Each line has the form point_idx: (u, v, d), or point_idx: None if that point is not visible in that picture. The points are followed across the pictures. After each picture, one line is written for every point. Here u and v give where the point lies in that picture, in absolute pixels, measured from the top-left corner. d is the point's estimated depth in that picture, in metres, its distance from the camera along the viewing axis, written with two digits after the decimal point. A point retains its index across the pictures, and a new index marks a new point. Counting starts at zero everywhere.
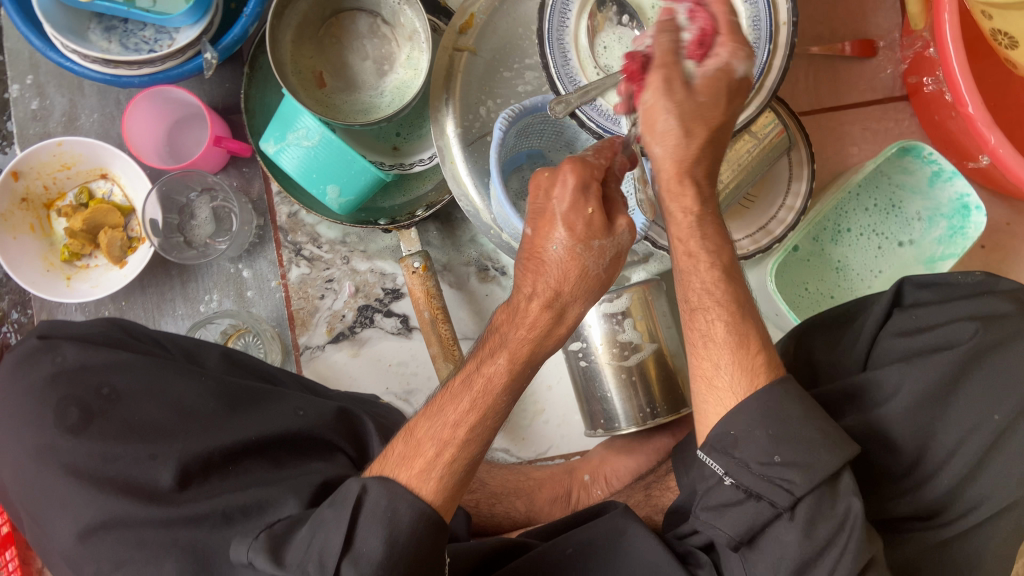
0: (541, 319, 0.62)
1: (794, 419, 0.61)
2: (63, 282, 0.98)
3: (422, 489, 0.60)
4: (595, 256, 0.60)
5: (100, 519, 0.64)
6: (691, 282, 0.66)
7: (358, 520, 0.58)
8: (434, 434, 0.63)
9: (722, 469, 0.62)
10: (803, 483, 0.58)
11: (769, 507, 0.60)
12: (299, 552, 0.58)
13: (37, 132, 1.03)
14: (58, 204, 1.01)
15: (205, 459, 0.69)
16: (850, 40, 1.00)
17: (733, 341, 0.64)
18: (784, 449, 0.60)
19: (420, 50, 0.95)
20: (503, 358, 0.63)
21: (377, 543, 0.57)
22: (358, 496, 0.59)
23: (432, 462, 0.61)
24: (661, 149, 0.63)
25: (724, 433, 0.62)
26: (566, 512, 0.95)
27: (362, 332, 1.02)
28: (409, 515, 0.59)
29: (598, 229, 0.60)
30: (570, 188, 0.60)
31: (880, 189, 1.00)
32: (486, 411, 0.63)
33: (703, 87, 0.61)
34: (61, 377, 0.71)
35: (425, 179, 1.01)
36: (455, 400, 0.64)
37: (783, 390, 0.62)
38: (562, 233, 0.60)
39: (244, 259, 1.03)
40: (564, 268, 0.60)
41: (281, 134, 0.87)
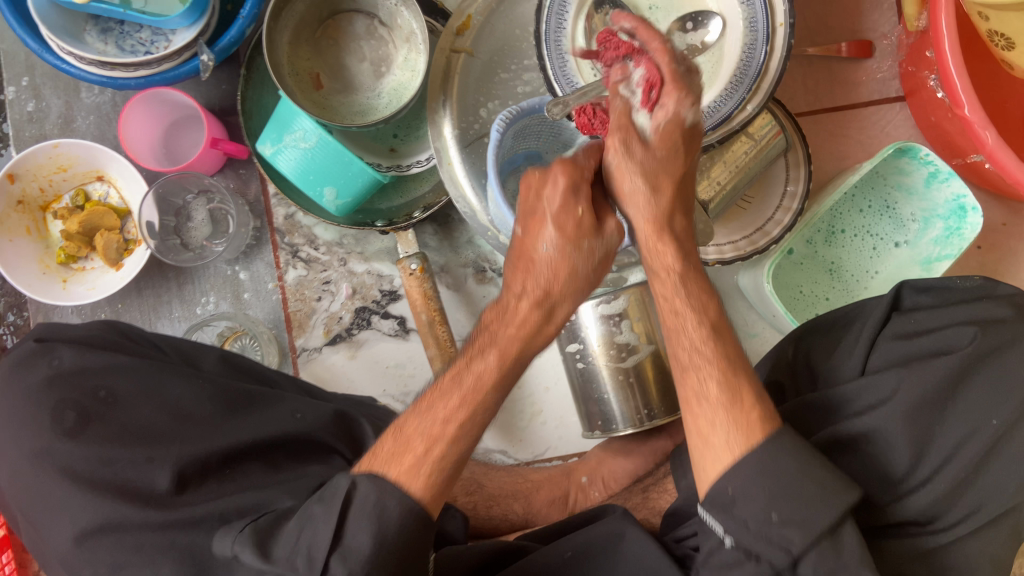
0: (531, 318, 0.63)
1: (791, 475, 0.59)
2: (60, 285, 0.98)
3: (411, 485, 0.60)
4: (585, 255, 0.62)
5: (97, 522, 0.64)
6: (681, 329, 0.66)
7: (346, 516, 0.59)
8: (422, 431, 0.63)
9: (724, 530, 0.61)
10: (803, 539, 0.57)
11: (768, 568, 0.58)
12: (286, 548, 0.59)
13: (33, 133, 1.03)
14: (54, 206, 1.01)
15: (203, 462, 0.69)
16: (847, 40, 1.00)
17: (725, 398, 0.62)
18: (782, 505, 0.58)
19: (417, 52, 0.95)
20: (492, 355, 0.64)
21: (366, 539, 0.58)
22: (348, 492, 0.59)
23: (423, 457, 0.61)
24: (636, 212, 0.63)
25: (722, 491, 0.60)
26: (564, 514, 0.95)
27: (359, 334, 1.02)
28: (397, 511, 0.59)
29: (587, 232, 0.61)
30: (562, 190, 0.61)
31: (875, 191, 1.00)
32: (476, 406, 0.63)
33: (658, 141, 0.61)
34: (57, 381, 0.70)
35: (422, 180, 1.01)
36: (446, 398, 0.64)
37: (782, 441, 0.60)
38: (553, 236, 0.61)
39: (240, 261, 1.02)
40: (554, 268, 0.62)
41: (277, 135, 0.87)
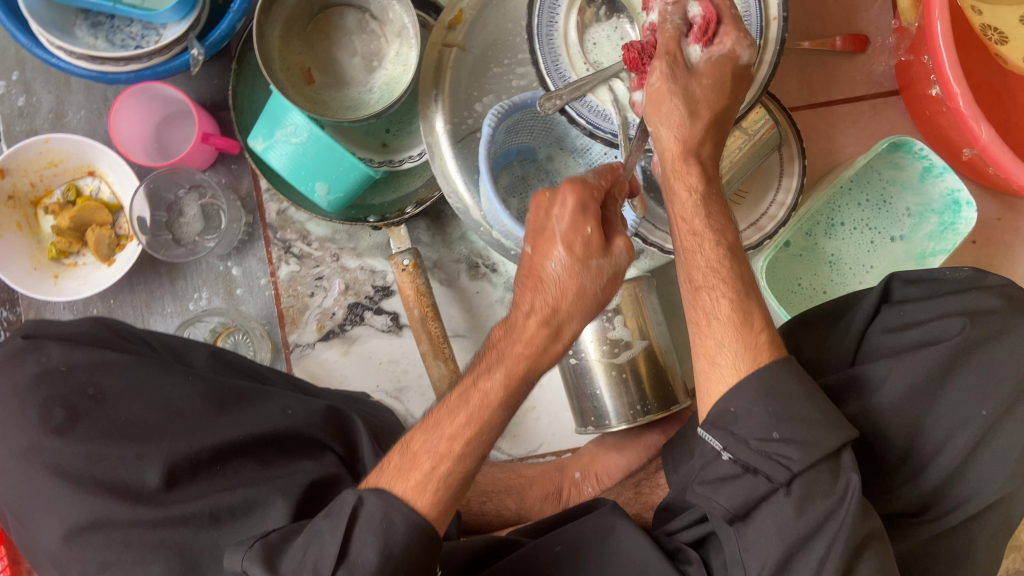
0: (538, 335, 0.62)
1: (796, 397, 0.61)
2: (51, 280, 0.98)
3: (415, 500, 0.61)
4: (592, 275, 0.62)
5: (86, 519, 0.64)
6: (696, 254, 0.68)
7: (353, 530, 0.59)
8: (429, 448, 0.63)
9: (721, 444, 0.62)
10: (802, 457, 0.58)
11: (765, 482, 0.60)
12: (293, 563, 0.59)
13: (24, 129, 1.03)
14: (46, 201, 1.00)
15: (193, 459, 0.68)
16: (841, 35, 0.99)
17: (737, 318, 0.65)
18: (783, 425, 0.60)
19: (409, 46, 0.95)
20: (499, 373, 0.63)
21: (372, 555, 0.58)
22: (353, 507, 0.60)
23: (428, 475, 0.62)
24: (668, 131, 0.66)
25: (725, 409, 0.63)
26: (557, 509, 0.95)
27: (352, 329, 1.02)
28: (403, 527, 0.60)
29: (594, 250, 0.61)
30: (572, 207, 0.61)
31: (871, 184, 1.00)
32: (481, 425, 0.63)
33: (705, 71, 0.65)
34: (45, 377, 0.70)
35: (414, 176, 1.01)
36: (453, 415, 0.64)
37: (789, 364, 0.63)
38: (563, 253, 0.61)
39: (233, 257, 1.02)
40: (562, 287, 0.62)
41: (269, 130, 0.87)
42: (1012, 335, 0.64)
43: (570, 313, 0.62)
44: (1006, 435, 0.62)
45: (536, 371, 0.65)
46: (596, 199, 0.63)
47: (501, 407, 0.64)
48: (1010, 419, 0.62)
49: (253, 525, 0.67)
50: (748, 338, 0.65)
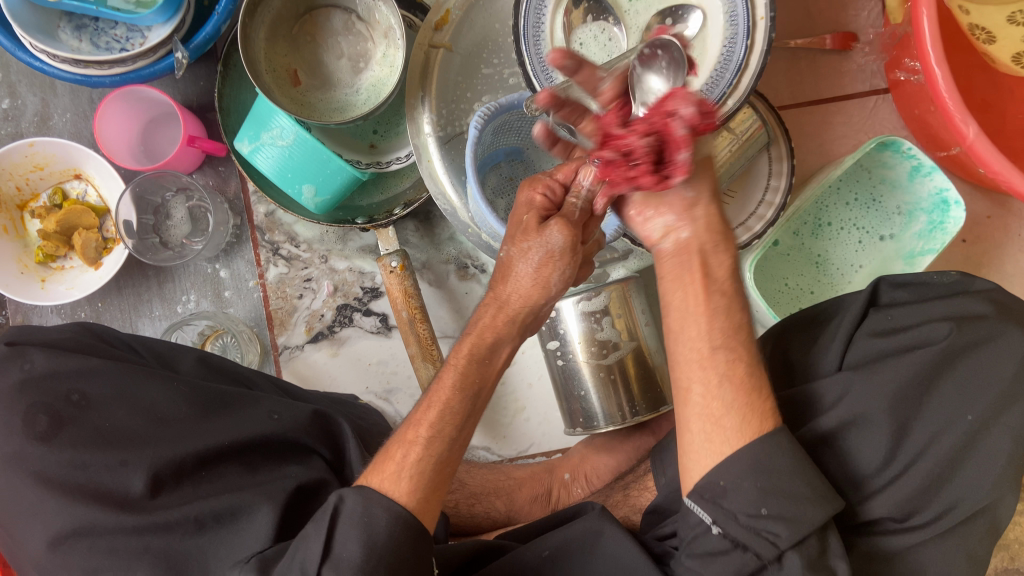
0: (489, 319, 0.67)
1: (786, 473, 0.59)
2: (38, 285, 0.98)
3: (393, 490, 0.61)
4: (523, 255, 0.65)
5: (70, 527, 0.63)
6: (688, 343, 0.62)
7: (336, 526, 0.59)
8: (399, 439, 0.65)
9: (710, 518, 0.60)
10: (789, 534, 0.58)
11: (754, 557, 0.60)
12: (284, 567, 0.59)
13: (9, 132, 1.02)
14: (32, 205, 1.00)
15: (177, 464, 0.68)
16: (831, 33, 0.99)
17: (729, 396, 0.60)
18: (771, 501, 0.59)
19: (395, 48, 0.94)
20: (452, 375, 0.66)
21: (355, 548, 0.58)
22: (335, 507, 0.60)
23: (402, 464, 0.63)
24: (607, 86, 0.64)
25: (714, 482, 0.60)
26: (547, 511, 0.95)
27: (341, 331, 1.02)
28: (385, 517, 0.59)
29: (527, 230, 0.64)
30: (525, 202, 0.67)
31: (860, 183, 0.99)
32: (441, 407, 0.65)
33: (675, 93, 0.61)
34: (28, 384, 0.69)
35: (403, 176, 1.01)
36: (422, 415, 0.65)
37: (779, 442, 0.59)
38: (509, 242, 0.66)
39: (221, 259, 1.02)
40: (507, 270, 0.66)
41: (255, 133, 0.87)
42: (1001, 341, 0.64)
43: (514, 297, 0.66)
44: (993, 442, 0.62)
45: (491, 367, 0.67)
46: (553, 201, 0.67)
47: (460, 390, 0.66)
48: (998, 426, 0.62)
49: (238, 532, 0.66)
50: (748, 398, 0.61)
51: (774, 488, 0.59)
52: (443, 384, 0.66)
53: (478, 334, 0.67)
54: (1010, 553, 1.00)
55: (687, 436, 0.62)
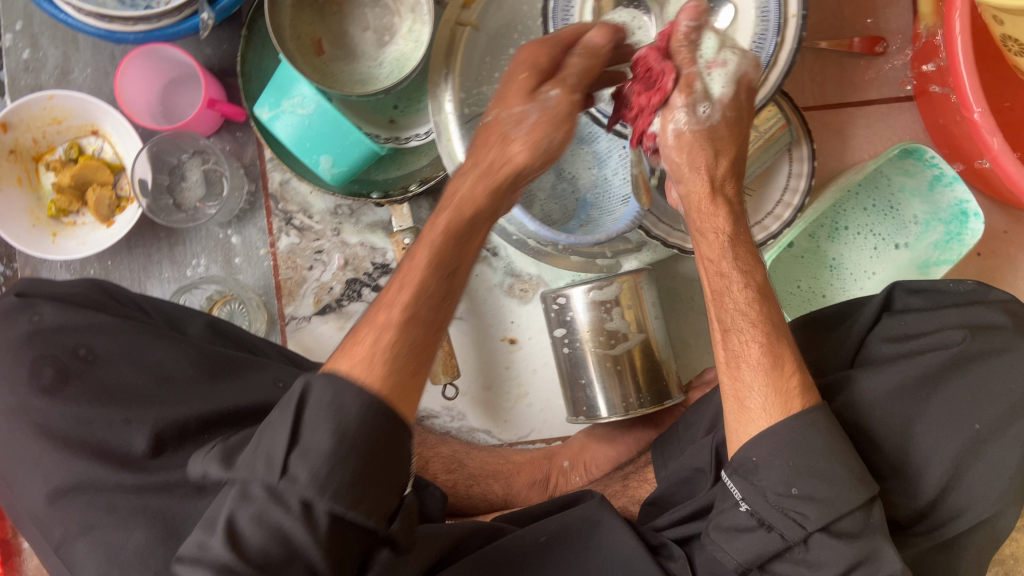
0: (471, 193, 0.64)
1: (820, 454, 0.61)
2: (49, 238, 0.97)
3: (365, 375, 0.55)
4: (514, 122, 0.65)
5: (71, 481, 0.63)
6: (726, 291, 0.68)
7: (304, 414, 0.53)
8: (370, 322, 0.59)
9: (740, 495, 0.62)
10: (818, 517, 0.59)
11: (779, 538, 0.61)
12: (247, 455, 0.53)
13: (29, 83, 1.02)
14: (48, 157, 0.99)
15: (180, 426, 0.67)
16: (859, 36, 0.98)
17: (767, 361, 0.65)
18: (803, 483, 0.60)
19: (422, 23, 0.93)
20: (425, 243, 0.63)
21: (325, 437, 0.51)
22: (301, 393, 0.53)
23: (373, 348, 0.57)
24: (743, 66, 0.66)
25: (745, 458, 0.62)
26: (544, 497, 0.95)
27: (349, 305, 1.01)
28: (357, 407, 0.52)
29: (522, 95, 0.65)
30: (522, 58, 0.67)
31: (880, 190, 0.98)
32: (417, 287, 0.60)
33: (725, 100, 0.66)
34: (36, 336, 0.70)
35: (421, 154, 1.00)
36: (390, 289, 0.61)
37: (812, 422, 0.62)
38: (506, 107, 0.65)
39: (233, 225, 1.01)
40: (491, 138, 0.66)
41: (276, 100, 0.87)
42: (1013, 353, 0.64)
43: (506, 170, 0.65)
44: (998, 452, 0.61)
45: (468, 235, 0.64)
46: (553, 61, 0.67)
47: (432, 270, 0.61)
48: (1003, 437, 0.62)
49: None
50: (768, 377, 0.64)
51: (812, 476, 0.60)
52: (416, 262, 0.62)
53: (455, 207, 0.64)
54: (1005, 569, 1.00)
55: (726, 398, 0.67)
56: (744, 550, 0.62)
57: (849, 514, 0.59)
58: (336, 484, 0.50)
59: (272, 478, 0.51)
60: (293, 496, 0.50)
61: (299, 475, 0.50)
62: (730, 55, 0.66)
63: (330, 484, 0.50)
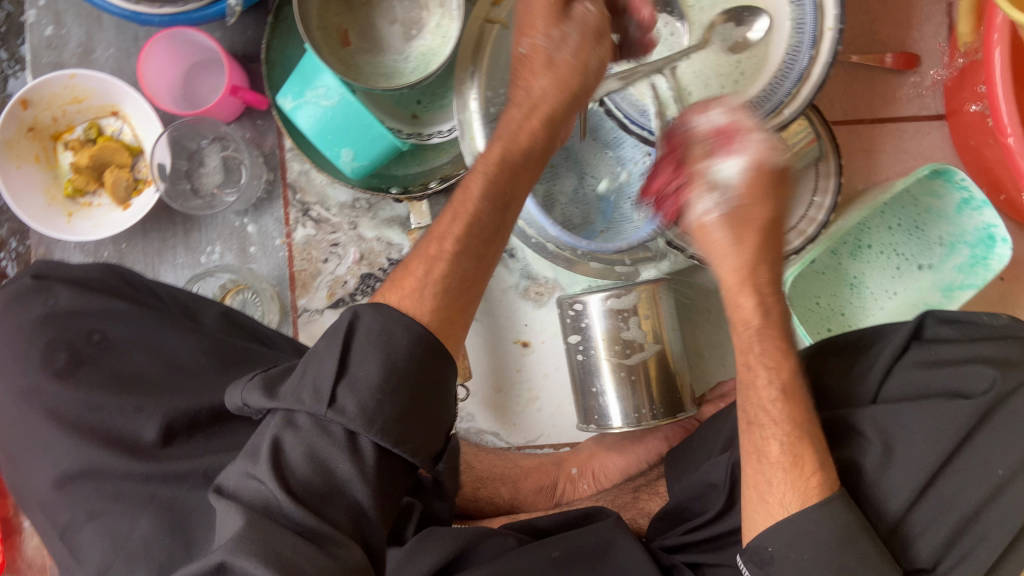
0: (515, 117, 0.71)
1: (834, 544, 0.59)
2: (64, 218, 0.96)
3: (414, 307, 0.60)
4: (557, 42, 0.69)
5: (78, 467, 0.63)
6: (753, 386, 0.66)
7: (351, 344, 0.55)
8: (421, 253, 0.64)
9: None
10: None
11: None
12: (291, 386, 0.55)
13: (50, 61, 1.01)
14: (66, 137, 0.98)
15: (191, 417, 0.66)
16: (892, 52, 0.97)
17: (788, 460, 0.62)
18: (818, 575, 0.60)
19: (451, 18, 0.92)
20: (479, 170, 0.69)
21: (373, 366, 0.54)
22: (348, 325, 0.56)
23: (424, 280, 0.62)
24: (757, 146, 0.68)
25: (762, 546, 0.62)
26: (551, 504, 0.95)
27: (362, 300, 1.00)
28: (405, 340, 0.55)
29: (571, 32, 0.68)
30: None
31: (905, 210, 0.96)
32: (468, 221, 0.66)
33: (741, 188, 0.69)
34: (49, 320, 0.69)
35: (442, 151, 0.99)
36: (447, 221, 0.67)
37: (831, 512, 0.60)
38: (535, 35, 0.69)
39: (250, 214, 1.00)
40: (548, 78, 0.70)
41: (299, 90, 0.86)
42: None
43: (553, 95, 0.71)
44: (1016, 496, 0.61)
45: (516, 161, 0.70)
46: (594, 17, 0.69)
47: (484, 204, 0.68)
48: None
49: None
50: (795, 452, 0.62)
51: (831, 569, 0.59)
52: (469, 194, 0.68)
53: (508, 138, 0.71)
54: None
55: (744, 484, 0.65)
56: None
57: None
58: (381, 418, 0.52)
59: (318, 408, 0.53)
60: (339, 426, 0.52)
61: (347, 406, 0.52)
62: (747, 137, 0.69)
63: (377, 418, 0.52)
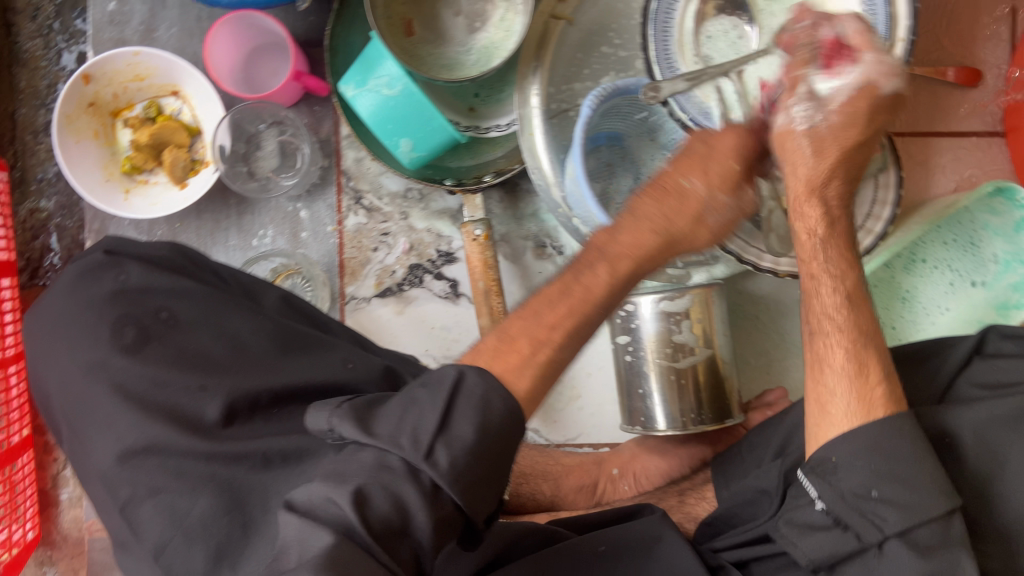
0: (646, 243, 0.62)
1: (905, 460, 0.59)
2: (121, 195, 0.97)
3: (513, 384, 0.54)
4: (717, 206, 0.63)
5: (142, 443, 0.63)
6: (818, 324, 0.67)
7: (454, 402, 0.52)
8: (529, 333, 0.57)
9: (816, 493, 0.62)
10: (898, 521, 0.57)
11: (855, 539, 0.59)
12: (390, 425, 0.52)
13: (112, 36, 1.01)
14: (126, 114, 0.98)
15: (252, 399, 0.66)
16: (956, 66, 0.96)
17: (852, 367, 0.64)
18: (885, 485, 0.58)
19: (514, 12, 0.91)
20: (603, 270, 0.61)
21: (469, 428, 0.51)
22: (455, 380, 0.53)
23: (527, 359, 0.56)
24: (871, 74, 0.62)
25: (825, 457, 0.61)
26: (590, 503, 0.95)
27: (409, 290, 1.00)
28: (501, 411, 0.53)
29: (729, 184, 0.63)
30: (730, 140, 0.65)
31: (961, 226, 0.94)
32: (581, 319, 0.59)
33: (839, 110, 0.62)
34: (120, 296, 0.70)
35: (496, 145, 0.99)
36: (552, 306, 0.59)
37: (899, 425, 0.60)
38: (699, 176, 0.63)
39: (304, 199, 1.01)
40: (683, 204, 0.63)
41: (362, 77, 0.86)
42: None
43: (681, 231, 0.63)
44: None
45: (628, 284, 0.63)
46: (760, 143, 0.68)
47: (601, 305, 0.61)
48: None
49: (302, 472, 0.62)
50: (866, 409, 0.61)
51: (895, 478, 0.58)
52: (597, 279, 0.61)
53: (620, 257, 0.62)
54: None
55: (809, 402, 0.66)
56: (816, 546, 0.61)
57: (927, 524, 0.57)
58: (469, 478, 0.50)
59: (414, 456, 0.50)
60: (428, 476, 0.50)
61: (441, 459, 0.49)
62: (859, 56, 0.62)
63: (464, 476, 0.50)
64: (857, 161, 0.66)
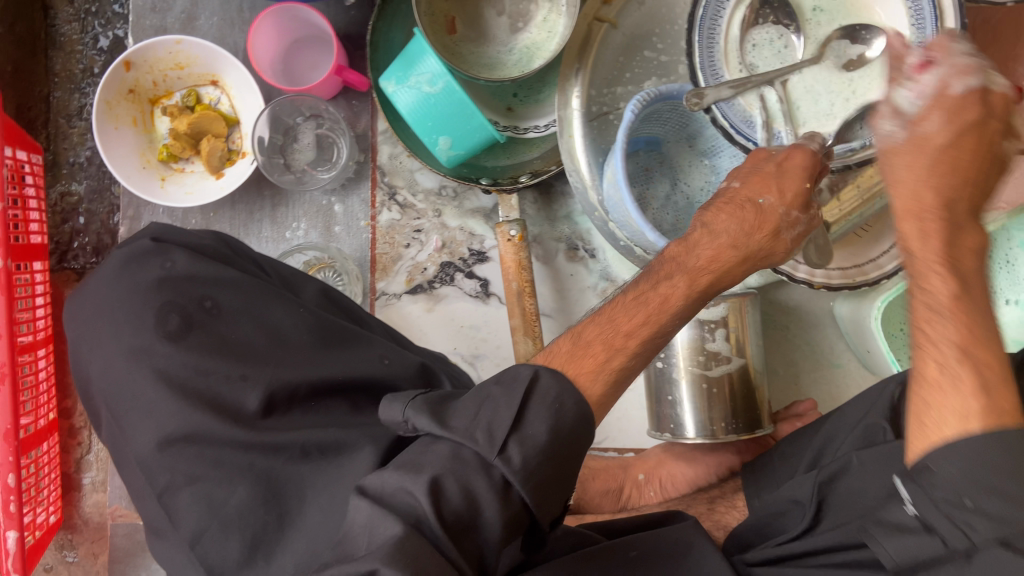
0: (726, 259, 0.63)
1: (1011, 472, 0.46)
2: (158, 182, 0.97)
3: (587, 388, 0.55)
4: (791, 223, 0.63)
5: (182, 431, 0.63)
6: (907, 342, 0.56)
7: (528, 402, 0.52)
8: (603, 336, 0.58)
9: (907, 496, 0.50)
10: (990, 531, 0.45)
11: (942, 544, 0.48)
12: (465, 419, 0.52)
13: (154, 24, 1.02)
14: (164, 102, 0.99)
15: (291, 391, 0.66)
16: None
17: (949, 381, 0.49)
18: (984, 495, 0.46)
19: (559, 13, 0.91)
20: (682, 282, 0.62)
21: (542, 428, 0.52)
22: (529, 381, 0.53)
23: (603, 365, 0.56)
24: (950, 81, 0.53)
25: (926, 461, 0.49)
26: (616, 508, 0.94)
27: (440, 288, 1.00)
28: (573, 411, 0.53)
29: (803, 201, 0.63)
30: (800, 155, 0.64)
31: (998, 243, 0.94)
32: (657, 329, 0.60)
33: (928, 125, 0.54)
34: (165, 283, 0.70)
35: (533, 146, 0.98)
36: (627, 312, 0.60)
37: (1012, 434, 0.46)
38: (774, 195, 0.63)
39: (338, 193, 1.01)
40: (761, 221, 0.62)
41: (403, 74, 0.86)
42: None
43: (759, 245, 0.63)
44: None
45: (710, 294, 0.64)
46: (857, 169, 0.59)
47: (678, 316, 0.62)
48: None
49: (340, 466, 0.62)
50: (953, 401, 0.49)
51: (992, 486, 0.46)
52: (674, 287, 0.62)
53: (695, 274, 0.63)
54: None
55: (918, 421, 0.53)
56: (901, 550, 0.51)
57: None
58: (538, 478, 0.50)
59: (489, 451, 0.50)
60: (499, 472, 0.50)
61: (514, 456, 0.50)
62: (937, 60, 0.54)
63: (535, 475, 0.50)
64: (969, 182, 0.54)
